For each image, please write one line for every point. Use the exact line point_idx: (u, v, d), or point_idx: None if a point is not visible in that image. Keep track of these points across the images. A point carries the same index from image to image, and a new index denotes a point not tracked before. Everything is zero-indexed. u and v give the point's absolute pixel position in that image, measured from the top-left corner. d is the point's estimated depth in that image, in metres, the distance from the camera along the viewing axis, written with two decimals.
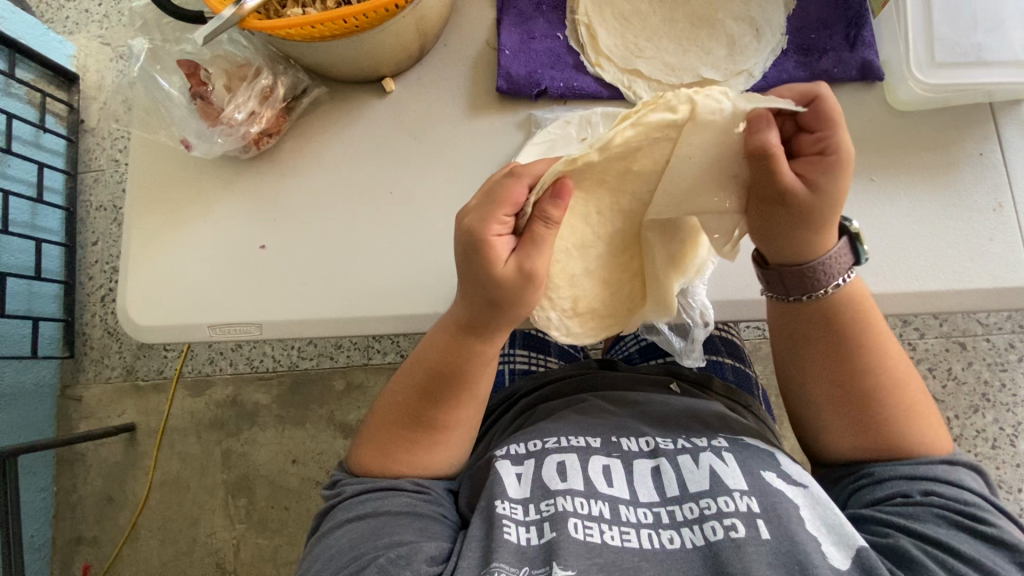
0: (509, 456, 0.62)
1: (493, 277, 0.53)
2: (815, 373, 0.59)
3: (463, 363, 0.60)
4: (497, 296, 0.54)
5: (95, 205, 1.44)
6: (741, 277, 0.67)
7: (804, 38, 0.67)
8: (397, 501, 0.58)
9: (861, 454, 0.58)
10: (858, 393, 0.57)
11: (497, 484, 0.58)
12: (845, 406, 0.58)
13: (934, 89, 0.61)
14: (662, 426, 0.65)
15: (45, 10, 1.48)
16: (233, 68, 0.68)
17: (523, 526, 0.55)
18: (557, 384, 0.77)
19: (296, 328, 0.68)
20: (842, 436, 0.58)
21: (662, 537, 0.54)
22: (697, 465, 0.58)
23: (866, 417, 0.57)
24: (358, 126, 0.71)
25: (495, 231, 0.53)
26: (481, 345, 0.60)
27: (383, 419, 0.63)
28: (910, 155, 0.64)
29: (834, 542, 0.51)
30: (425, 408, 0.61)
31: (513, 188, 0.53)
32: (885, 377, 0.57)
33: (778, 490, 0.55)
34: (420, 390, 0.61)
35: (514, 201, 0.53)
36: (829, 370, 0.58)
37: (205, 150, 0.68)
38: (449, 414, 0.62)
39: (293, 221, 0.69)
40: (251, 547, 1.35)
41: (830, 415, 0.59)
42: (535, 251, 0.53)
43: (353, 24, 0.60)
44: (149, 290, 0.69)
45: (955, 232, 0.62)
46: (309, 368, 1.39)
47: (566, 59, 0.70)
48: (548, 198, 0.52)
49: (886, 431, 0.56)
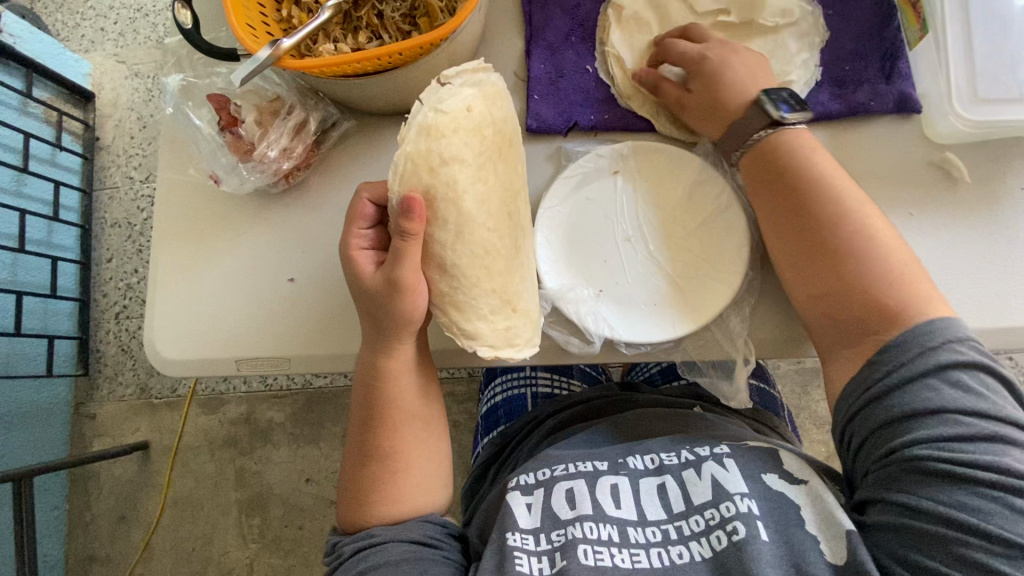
0: (519, 487, 0.62)
1: (377, 302, 0.57)
2: (780, 206, 0.59)
3: (382, 387, 0.62)
4: (380, 314, 0.57)
5: (110, 222, 1.44)
6: (774, 310, 0.64)
7: (838, 69, 0.65)
8: (397, 550, 0.58)
9: (820, 307, 0.57)
10: (813, 241, 0.57)
11: (508, 516, 0.58)
12: (806, 262, 0.57)
13: (978, 125, 0.60)
14: (668, 439, 0.64)
15: (61, 28, 1.50)
16: (263, 103, 0.67)
17: (535, 556, 0.55)
18: (582, 406, 0.77)
19: (326, 360, 0.68)
20: (799, 287, 0.58)
21: (671, 554, 0.54)
22: (700, 476, 0.58)
23: (821, 270, 0.56)
24: (386, 157, 0.71)
25: (355, 246, 0.60)
26: (384, 362, 0.61)
27: (347, 474, 0.63)
28: (950, 190, 0.63)
29: (826, 536, 0.51)
30: (371, 439, 0.62)
31: (360, 206, 0.60)
32: (836, 234, 0.56)
33: (782, 497, 0.55)
34: (363, 425, 0.62)
35: (363, 215, 0.60)
36: (782, 209, 0.59)
37: (234, 185, 0.68)
38: (392, 439, 0.62)
39: (316, 251, 0.69)
40: (264, 567, 1.34)
41: (785, 260, 0.59)
42: (393, 260, 0.54)
43: (387, 61, 0.59)
44: (172, 321, 0.69)
45: (1000, 269, 0.60)
46: (324, 387, 1.38)
47: (595, 94, 0.69)
48: (400, 216, 0.50)
49: (829, 299, 0.56)
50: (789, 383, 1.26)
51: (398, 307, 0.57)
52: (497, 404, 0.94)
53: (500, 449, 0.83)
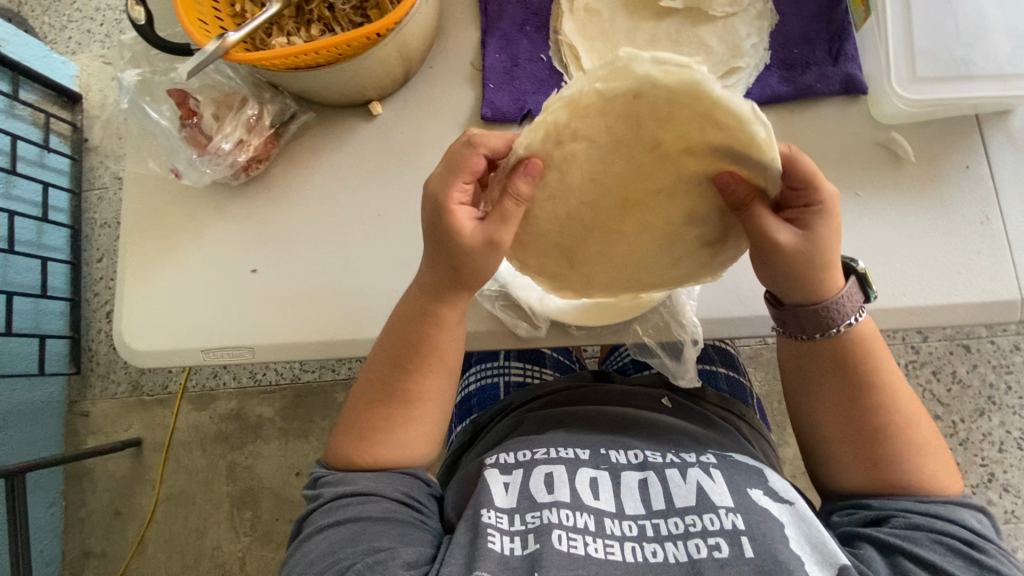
0: (498, 465, 0.63)
1: (448, 236, 0.55)
2: (831, 402, 0.60)
3: (427, 331, 0.62)
4: (451, 255, 0.56)
5: (99, 222, 1.46)
6: (727, 292, 0.64)
7: (788, 53, 0.66)
8: (376, 507, 0.58)
9: (866, 477, 0.58)
10: (866, 429, 0.58)
11: (484, 493, 0.59)
12: (851, 445, 0.59)
13: (917, 103, 0.60)
14: (652, 440, 0.65)
15: (48, 31, 1.51)
16: (220, 97, 0.69)
17: (507, 536, 0.55)
18: (550, 397, 0.78)
19: (290, 351, 0.68)
20: (846, 457, 0.59)
21: (645, 550, 0.54)
22: (684, 479, 0.59)
23: (865, 454, 0.58)
24: (346, 148, 0.72)
25: (456, 199, 0.55)
26: (442, 309, 0.61)
27: (366, 403, 0.64)
28: (897, 169, 0.63)
29: (818, 561, 0.52)
30: (402, 379, 0.63)
31: (472, 160, 0.54)
32: (894, 438, 0.57)
33: (763, 509, 0.55)
34: (397, 364, 0.63)
35: (474, 170, 0.55)
36: (835, 382, 0.59)
37: (194, 178, 0.69)
38: (422, 384, 0.63)
39: (284, 244, 0.70)
40: (257, 559, 1.36)
41: (830, 407, 0.60)
42: (502, 224, 0.53)
43: (336, 52, 0.61)
44: (145, 315, 0.70)
45: (942, 245, 0.61)
46: (311, 381, 1.40)
47: (550, 82, 0.70)
48: (518, 174, 0.50)
49: (879, 465, 0.57)
50: (769, 370, 1.27)
51: (468, 253, 0.55)
52: (471, 394, 0.95)
53: (471, 437, 0.83)
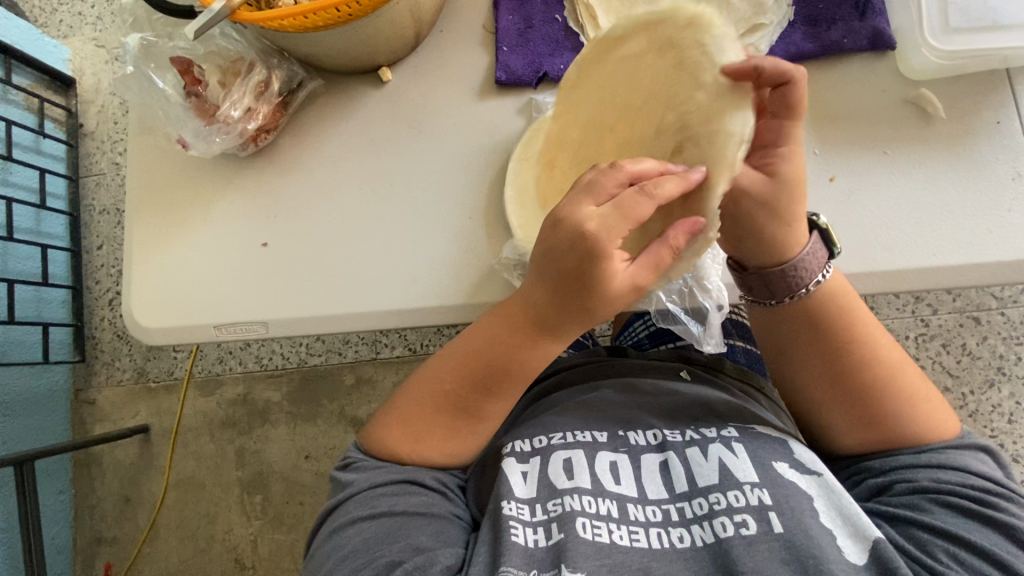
0: (515, 453, 0.61)
1: (598, 289, 0.51)
2: (817, 370, 0.58)
3: (524, 359, 0.59)
4: (591, 299, 0.52)
5: (98, 208, 1.44)
6: None
7: (812, 8, 0.64)
8: (409, 501, 0.57)
9: (868, 439, 0.57)
10: (855, 393, 0.57)
11: (503, 484, 0.58)
12: (847, 410, 0.57)
13: (947, 55, 0.59)
14: (669, 416, 0.64)
15: (38, 14, 1.47)
16: (225, 64, 0.67)
17: (530, 527, 0.55)
18: (564, 374, 0.76)
19: (305, 326, 0.67)
20: (840, 419, 0.58)
21: (671, 536, 0.54)
22: (706, 458, 0.58)
23: (863, 416, 0.57)
24: (355, 117, 0.70)
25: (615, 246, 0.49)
26: (548, 340, 0.58)
27: (428, 409, 0.61)
28: (924, 126, 0.62)
29: (850, 535, 0.51)
30: (480, 400, 0.60)
31: (643, 209, 0.47)
32: (893, 398, 0.56)
33: (789, 483, 0.55)
34: (473, 381, 0.60)
35: (639, 218, 0.47)
36: (816, 352, 0.58)
37: (203, 149, 0.67)
38: (496, 406, 0.61)
39: (294, 217, 0.69)
40: (268, 542, 1.36)
41: (815, 373, 0.58)
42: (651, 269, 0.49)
43: (347, 12, 0.58)
44: (154, 294, 0.69)
45: (972, 202, 0.60)
46: (317, 364, 1.39)
47: (565, 43, 0.69)
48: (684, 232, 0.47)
49: (878, 422, 0.56)
50: None
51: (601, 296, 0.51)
52: None
53: None
